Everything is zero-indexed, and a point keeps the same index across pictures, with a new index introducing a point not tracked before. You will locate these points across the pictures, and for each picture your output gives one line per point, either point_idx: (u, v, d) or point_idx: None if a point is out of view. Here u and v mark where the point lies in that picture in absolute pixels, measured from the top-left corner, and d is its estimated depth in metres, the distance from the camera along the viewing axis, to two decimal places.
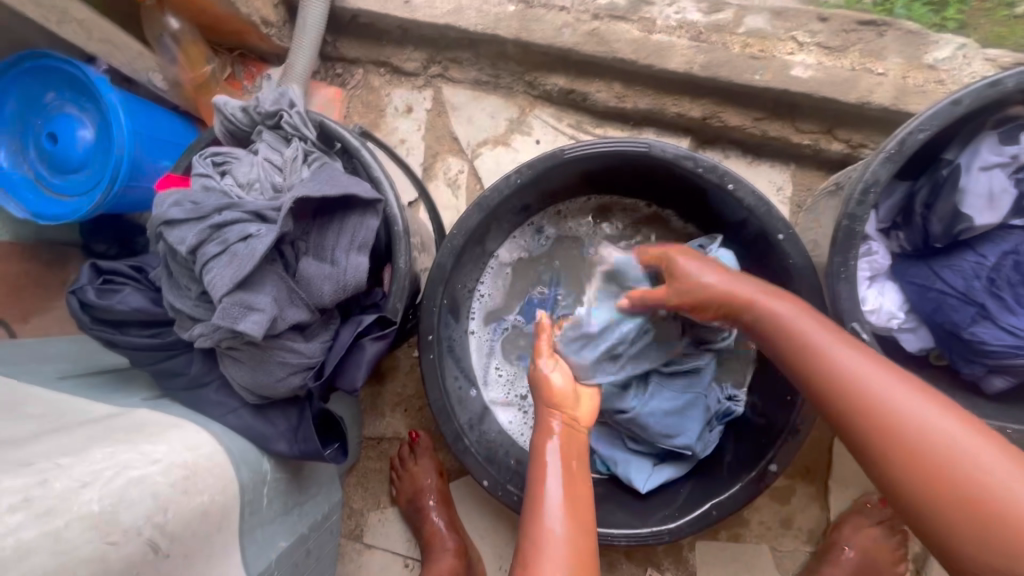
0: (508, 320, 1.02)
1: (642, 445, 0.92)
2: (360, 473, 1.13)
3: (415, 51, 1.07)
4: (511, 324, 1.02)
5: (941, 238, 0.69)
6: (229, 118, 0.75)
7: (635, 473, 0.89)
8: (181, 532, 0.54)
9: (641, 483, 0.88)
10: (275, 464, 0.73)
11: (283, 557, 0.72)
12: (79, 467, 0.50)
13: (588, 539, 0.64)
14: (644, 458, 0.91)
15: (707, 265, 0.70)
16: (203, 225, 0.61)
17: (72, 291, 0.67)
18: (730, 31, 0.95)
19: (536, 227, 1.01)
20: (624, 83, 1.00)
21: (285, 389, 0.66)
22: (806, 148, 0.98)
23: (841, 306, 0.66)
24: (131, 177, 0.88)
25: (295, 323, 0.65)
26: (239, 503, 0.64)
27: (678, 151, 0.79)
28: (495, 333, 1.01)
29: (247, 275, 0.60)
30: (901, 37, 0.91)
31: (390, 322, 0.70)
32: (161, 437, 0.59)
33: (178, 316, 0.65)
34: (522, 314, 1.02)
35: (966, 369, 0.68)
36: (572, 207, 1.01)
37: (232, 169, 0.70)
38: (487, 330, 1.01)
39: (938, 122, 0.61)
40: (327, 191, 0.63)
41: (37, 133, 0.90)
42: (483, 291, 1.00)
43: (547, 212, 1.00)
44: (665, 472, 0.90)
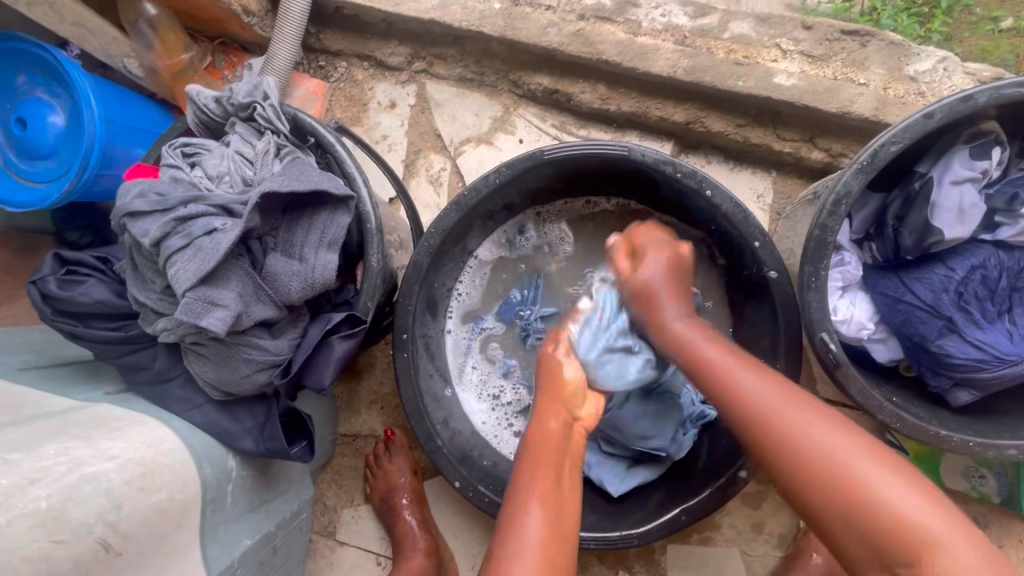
0: (486, 319, 1.01)
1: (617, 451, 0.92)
2: (335, 469, 1.13)
3: (400, 45, 1.06)
4: (490, 323, 1.01)
5: (911, 251, 0.69)
6: (201, 108, 0.74)
7: (609, 476, 0.90)
8: (136, 529, 0.53)
9: (614, 486, 0.89)
10: (241, 462, 0.72)
11: (246, 555, 0.71)
12: (28, 463, 0.48)
13: (567, 550, 0.61)
14: (618, 462, 0.92)
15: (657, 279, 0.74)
16: (167, 217, 0.60)
17: (33, 282, 0.65)
18: (715, 36, 0.94)
19: (517, 227, 1.01)
20: (609, 85, 0.99)
21: (249, 386, 0.65)
22: (787, 156, 0.98)
23: (811, 316, 0.65)
24: (102, 165, 0.86)
25: (261, 320, 0.63)
26: (202, 500, 0.63)
27: (657, 156, 0.79)
28: (473, 332, 1.00)
29: (212, 270, 0.58)
30: (883, 48, 0.92)
31: (360, 321, 0.69)
32: (119, 432, 0.58)
33: (141, 310, 0.64)
34: (505, 318, 1.02)
35: (932, 381, 0.68)
36: (552, 209, 1.00)
37: (202, 161, 0.69)
38: (465, 330, 1.00)
39: (911, 135, 0.60)
40: (297, 186, 0.62)
41: (7, 117, 0.88)
42: (461, 290, 0.99)
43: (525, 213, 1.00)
44: (640, 476, 0.90)
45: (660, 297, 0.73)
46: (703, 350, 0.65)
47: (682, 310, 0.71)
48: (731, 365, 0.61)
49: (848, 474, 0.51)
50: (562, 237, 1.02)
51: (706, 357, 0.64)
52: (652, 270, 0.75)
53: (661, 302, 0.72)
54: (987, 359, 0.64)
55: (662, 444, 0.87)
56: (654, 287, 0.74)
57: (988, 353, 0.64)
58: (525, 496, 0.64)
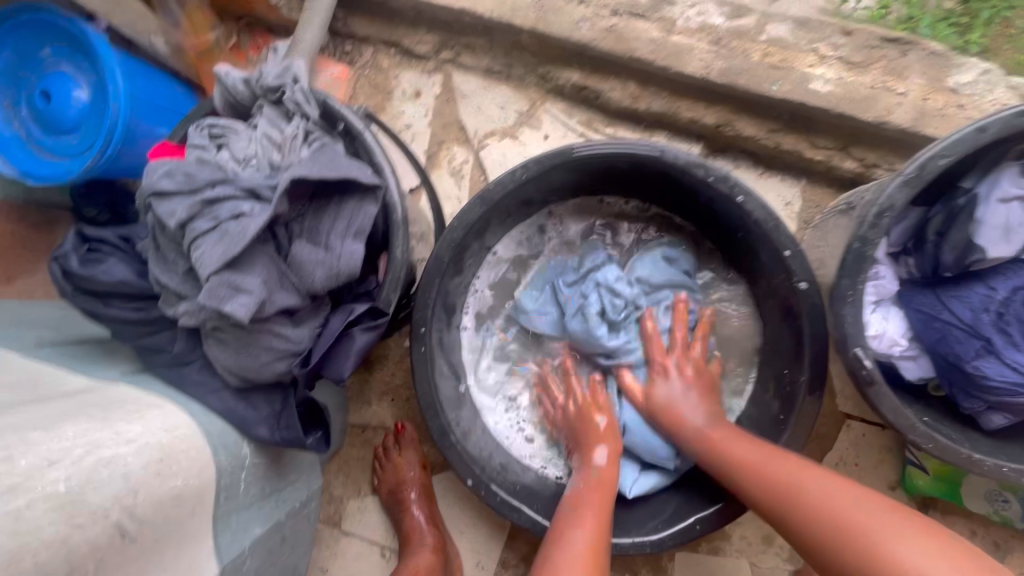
0: (497, 319, 1.00)
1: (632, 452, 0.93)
2: (343, 459, 1.12)
3: (427, 34, 1.04)
4: (503, 322, 1.00)
5: (952, 268, 0.67)
6: (229, 88, 0.72)
7: (623, 475, 0.90)
8: (151, 515, 0.52)
9: (627, 487, 0.89)
10: (255, 450, 0.71)
11: (256, 544, 0.71)
12: (47, 443, 0.47)
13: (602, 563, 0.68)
14: (632, 462, 0.92)
15: (677, 391, 0.86)
16: (194, 199, 0.59)
17: (55, 257, 0.65)
18: (752, 38, 0.92)
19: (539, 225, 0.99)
20: (640, 83, 0.98)
21: (269, 374, 0.64)
22: (818, 164, 0.96)
23: (846, 329, 0.63)
24: (125, 142, 0.85)
25: (283, 308, 0.62)
26: (215, 487, 0.62)
27: (689, 158, 0.77)
28: (486, 334, 0.99)
29: (238, 256, 0.57)
30: (924, 57, 0.89)
31: (382, 313, 0.68)
32: (137, 416, 0.57)
33: (162, 291, 0.63)
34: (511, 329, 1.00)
35: (965, 404, 0.66)
36: (568, 210, 0.99)
37: (230, 143, 0.68)
38: (479, 326, 0.99)
39: (962, 148, 0.58)
40: (326, 172, 0.61)
41: (31, 89, 0.87)
42: (479, 285, 0.98)
43: (541, 213, 0.98)
44: (654, 477, 0.89)
45: (681, 410, 0.84)
46: (733, 446, 0.74)
47: (705, 417, 0.82)
48: (763, 459, 0.69)
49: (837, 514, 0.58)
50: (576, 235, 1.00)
51: (734, 455, 0.72)
52: (666, 383, 0.87)
53: (686, 408, 0.84)
54: None
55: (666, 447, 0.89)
56: (679, 398, 0.85)
57: None
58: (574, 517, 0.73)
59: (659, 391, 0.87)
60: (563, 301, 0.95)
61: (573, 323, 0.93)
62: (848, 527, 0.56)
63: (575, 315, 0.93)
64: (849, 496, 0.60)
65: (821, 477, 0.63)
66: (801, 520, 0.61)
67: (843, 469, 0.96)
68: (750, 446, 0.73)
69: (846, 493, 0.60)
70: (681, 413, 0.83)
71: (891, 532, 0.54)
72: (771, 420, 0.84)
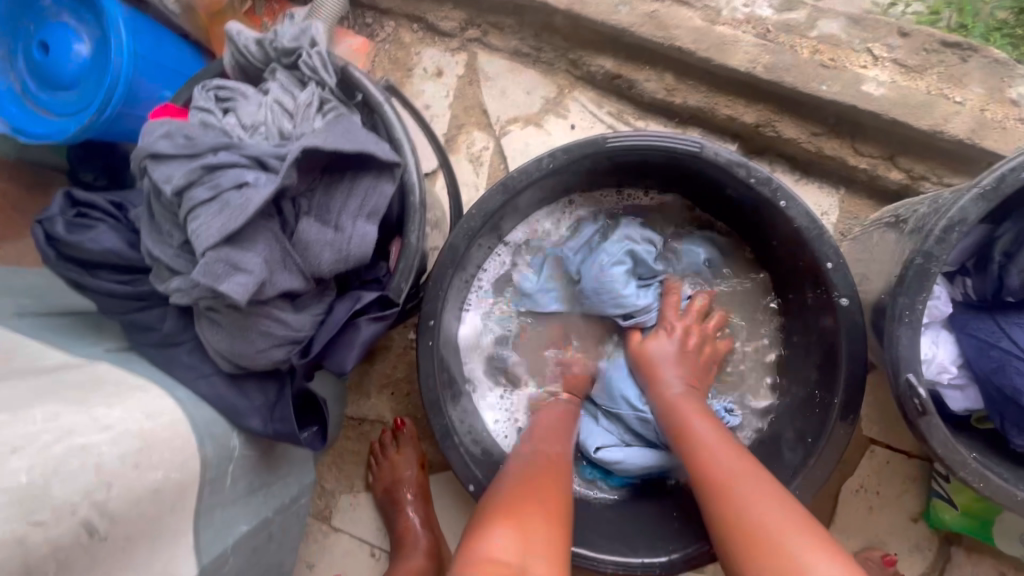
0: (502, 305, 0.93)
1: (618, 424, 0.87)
2: (337, 453, 1.08)
3: (454, 10, 0.98)
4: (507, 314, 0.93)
5: (1016, 292, 0.62)
6: (240, 50, 0.67)
7: (591, 436, 0.87)
8: (125, 511, 0.47)
9: (599, 445, 0.86)
10: (245, 441, 0.66)
11: (241, 543, 0.66)
12: (11, 427, 0.42)
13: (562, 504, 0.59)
14: (613, 434, 0.87)
15: (669, 348, 0.81)
16: (194, 164, 0.53)
17: (39, 221, 0.59)
18: (801, 33, 0.86)
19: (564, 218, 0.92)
20: (677, 75, 0.92)
21: (265, 361, 0.59)
22: (861, 173, 0.91)
23: (898, 352, 0.58)
24: (126, 102, 0.80)
25: (285, 291, 0.57)
26: (200, 480, 0.57)
27: (731, 157, 0.72)
28: (491, 321, 0.92)
29: (238, 230, 0.52)
30: (986, 65, 0.83)
31: (392, 303, 0.62)
32: (118, 399, 0.52)
33: (155, 266, 0.58)
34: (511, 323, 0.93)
35: (1019, 441, 0.61)
36: (591, 199, 0.92)
37: (237, 107, 0.62)
38: (484, 317, 0.92)
39: None
40: (342, 145, 0.55)
41: (29, 40, 0.81)
42: (484, 278, 0.91)
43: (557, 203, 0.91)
44: (627, 451, 0.85)
45: (664, 367, 0.79)
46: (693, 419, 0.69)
47: (685, 384, 0.77)
48: (716, 447, 0.63)
49: (751, 509, 0.54)
50: (582, 226, 0.91)
51: (696, 429, 0.67)
52: (659, 345, 0.81)
53: (668, 366, 0.79)
54: None
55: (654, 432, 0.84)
56: (664, 356, 0.80)
57: None
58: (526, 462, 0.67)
59: (652, 345, 0.82)
60: (580, 269, 0.88)
61: (590, 296, 0.87)
62: (755, 531, 0.52)
63: (592, 287, 0.86)
64: (770, 494, 0.55)
65: (750, 472, 0.59)
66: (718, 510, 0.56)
67: (864, 497, 0.91)
68: (706, 423, 0.68)
69: (766, 490, 0.56)
70: (660, 369, 0.79)
71: (799, 535, 0.50)
72: (797, 442, 0.79)
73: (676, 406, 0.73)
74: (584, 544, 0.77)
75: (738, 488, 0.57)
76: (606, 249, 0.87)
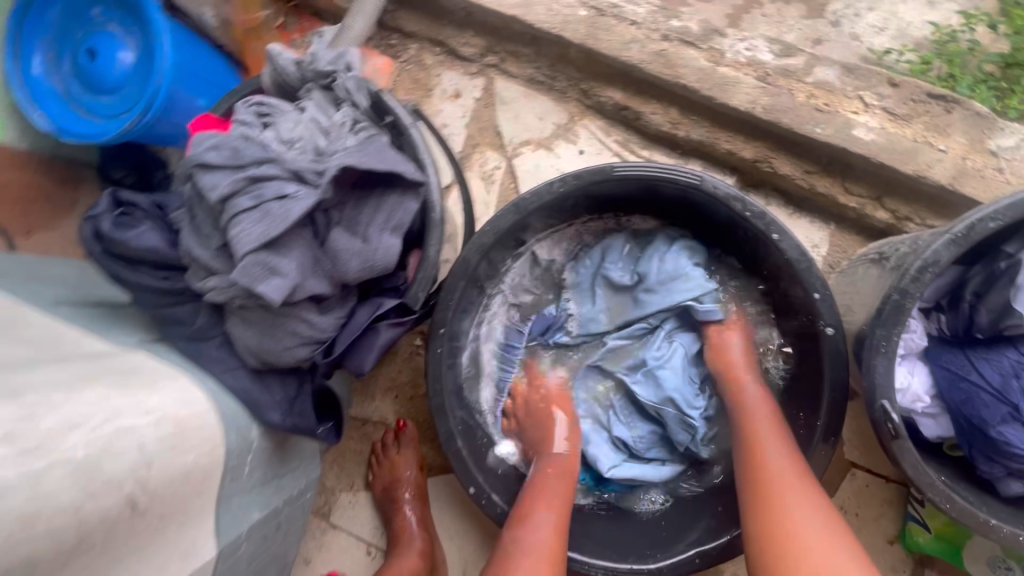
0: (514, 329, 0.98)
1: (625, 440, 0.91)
2: (339, 451, 1.12)
3: (475, 37, 1.04)
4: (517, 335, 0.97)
5: (985, 329, 0.66)
6: (280, 69, 0.72)
7: (606, 456, 0.90)
8: (161, 490, 0.51)
9: (608, 466, 0.88)
10: (263, 433, 0.70)
11: (253, 529, 0.70)
12: (69, 407, 0.46)
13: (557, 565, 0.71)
14: (620, 453, 0.91)
15: (744, 347, 0.87)
16: (240, 174, 0.58)
17: (88, 218, 0.63)
18: (798, 78, 0.93)
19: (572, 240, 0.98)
20: (681, 110, 0.98)
21: (289, 359, 0.63)
22: (851, 211, 0.97)
23: (874, 379, 0.63)
24: (165, 108, 0.84)
25: (313, 294, 0.61)
26: (222, 467, 0.61)
27: (729, 191, 0.77)
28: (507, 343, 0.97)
29: (277, 236, 0.56)
30: (968, 117, 0.89)
31: (409, 310, 0.67)
32: (156, 386, 0.57)
33: (192, 264, 0.63)
34: (536, 317, 0.98)
35: (984, 467, 0.65)
36: (593, 224, 0.97)
37: (275, 123, 0.67)
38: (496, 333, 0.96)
39: (1013, 214, 0.57)
40: (374, 163, 0.60)
41: (77, 46, 0.86)
42: (503, 296, 0.95)
43: (569, 228, 0.96)
44: (641, 468, 0.89)
45: (738, 363, 0.85)
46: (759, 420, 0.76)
47: (756, 380, 0.83)
48: (785, 468, 0.68)
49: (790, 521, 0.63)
50: (607, 240, 0.97)
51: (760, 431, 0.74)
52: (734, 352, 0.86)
53: (740, 363, 0.85)
54: None
55: (686, 440, 0.88)
56: (740, 353, 0.86)
57: None
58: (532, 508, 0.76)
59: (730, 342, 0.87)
60: (641, 271, 0.93)
61: (658, 293, 0.92)
62: (788, 541, 0.61)
63: (663, 286, 0.92)
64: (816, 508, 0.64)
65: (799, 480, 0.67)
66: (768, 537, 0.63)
67: (842, 517, 0.95)
68: (770, 424, 0.75)
69: (814, 503, 0.64)
70: (734, 366, 0.85)
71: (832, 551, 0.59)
72: None
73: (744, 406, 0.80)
74: (575, 548, 0.81)
75: (792, 522, 0.62)
76: (658, 259, 0.92)
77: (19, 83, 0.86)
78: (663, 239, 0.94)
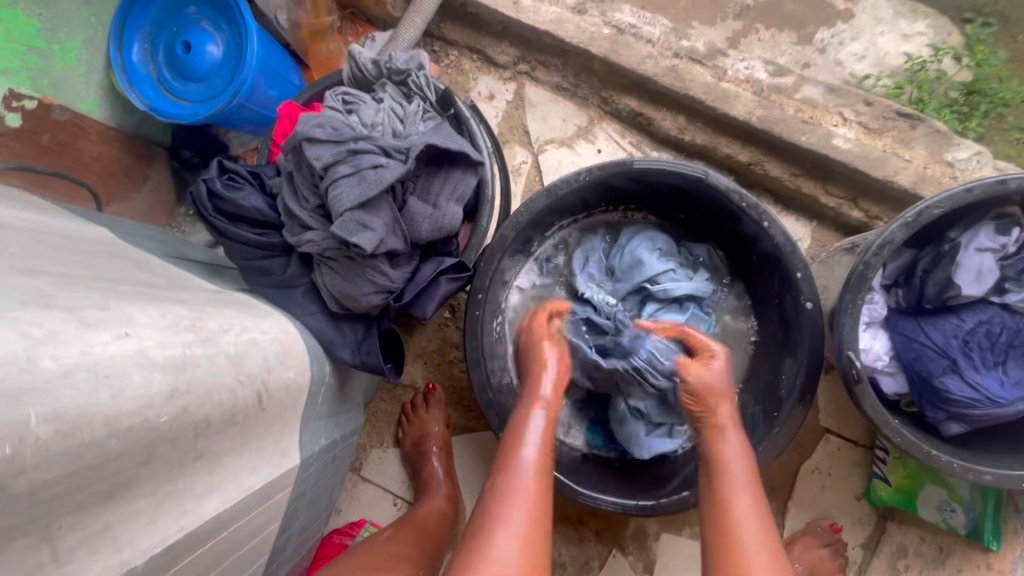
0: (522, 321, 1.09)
1: (640, 415, 1.02)
2: (372, 411, 1.25)
3: (509, 47, 1.19)
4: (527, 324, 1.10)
5: (932, 300, 0.82)
6: (359, 66, 0.86)
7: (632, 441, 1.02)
8: (275, 395, 0.63)
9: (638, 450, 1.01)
10: (333, 370, 0.83)
11: (321, 452, 0.82)
12: (217, 317, 0.58)
13: (539, 514, 0.71)
14: (639, 426, 1.02)
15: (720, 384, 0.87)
16: (340, 148, 0.71)
17: (202, 180, 0.76)
18: (789, 94, 1.09)
19: (570, 233, 1.13)
20: (688, 118, 1.13)
21: (365, 304, 0.76)
22: (830, 210, 1.12)
23: (842, 336, 0.78)
24: (247, 97, 0.98)
25: (390, 250, 0.74)
26: (307, 390, 0.73)
27: (728, 185, 0.92)
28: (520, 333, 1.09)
29: (370, 198, 0.70)
30: (929, 134, 1.06)
31: (466, 268, 0.82)
32: (263, 317, 0.69)
33: (289, 222, 0.76)
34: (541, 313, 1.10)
35: (931, 413, 0.80)
36: (596, 219, 1.13)
37: (359, 109, 0.80)
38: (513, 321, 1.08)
39: (951, 203, 0.73)
40: (447, 144, 0.74)
41: (172, 40, 1.00)
42: (521, 283, 1.09)
43: (575, 220, 1.11)
44: (659, 442, 1.02)
45: (717, 402, 0.85)
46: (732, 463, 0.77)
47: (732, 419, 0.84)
48: (747, 523, 0.69)
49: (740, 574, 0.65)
50: (587, 237, 1.13)
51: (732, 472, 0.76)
52: (713, 375, 0.87)
53: (720, 401, 0.85)
54: (980, 399, 0.75)
55: None
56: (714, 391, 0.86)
57: (982, 394, 0.75)
58: (518, 448, 0.78)
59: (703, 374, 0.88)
60: (612, 263, 1.10)
61: (625, 280, 1.07)
62: None
63: (626, 272, 1.07)
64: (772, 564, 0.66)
65: (762, 535, 0.68)
66: (722, 541, 0.69)
67: (817, 475, 1.09)
68: (743, 468, 0.76)
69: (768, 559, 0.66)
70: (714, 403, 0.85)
71: None
72: (766, 417, 0.97)
73: (714, 446, 0.80)
74: (588, 486, 0.95)
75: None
76: (627, 252, 1.07)
77: (120, 69, 0.99)
78: (627, 231, 1.12)
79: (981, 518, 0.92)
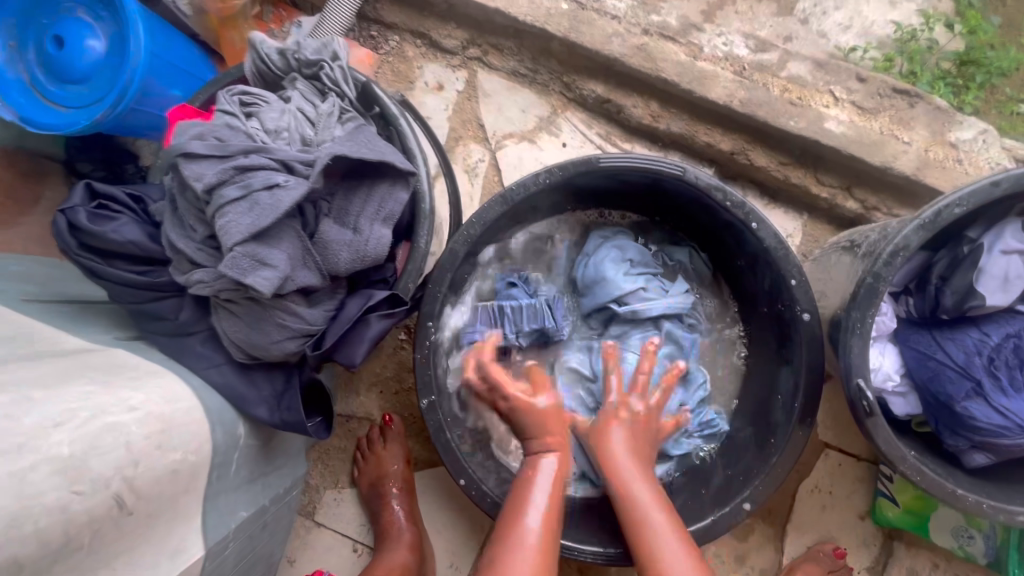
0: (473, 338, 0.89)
1: None
2: (324, 448, 1.11)
3: (457, 29, 1.04)
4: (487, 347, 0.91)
5: (950, 311, 0.70)
6: (262, 58, 0.70)
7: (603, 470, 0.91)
8: (149, 490, 0.50)
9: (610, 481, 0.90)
10: (250, 429, 0.69)
11: (241, 528, 0.68)
12: (50, 405, 0.44)
13: None
14: None
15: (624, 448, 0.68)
16: (226, 165, 0.57)
17: (61, 210, 0.61)
18: (773, 72, 0.96)
19: (534, 239, 0.98)
20: (661, 103, 1.00)
21: (278, 352, 0.63)
22: (823, 201, 1.00)
23: (850, 360, 0.66)
24: (137, 100, 0.81)
25: (302, 287, 0.61)
26: (210, 465, 0.59)
27: (709, 181, 0.79)
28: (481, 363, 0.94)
29: (266, 227, 0.56)
30: (930, 111, 0.94)
31: (400, 302, 0.66)
32: (138, 383, 0.55)
33: (175, 257, 0.61)
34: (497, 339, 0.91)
35: (950, 441, 0.69)
36: (563, 221, 0.99)
37: (259, 112, 0.65)
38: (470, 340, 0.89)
39: (976, 200, 0.61)
40: (364, 153, 0.60)
41: (42, 33, 0.83)
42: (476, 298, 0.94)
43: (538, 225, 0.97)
44: None
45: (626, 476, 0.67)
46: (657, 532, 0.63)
47: (645, 483, 0.67)
48: None
49: None
50: (554, 243, 0.99)
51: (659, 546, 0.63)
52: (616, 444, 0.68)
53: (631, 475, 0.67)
54: (1010, 427, 0.65)
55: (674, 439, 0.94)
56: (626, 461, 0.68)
57: (1013, 422, 0.65)
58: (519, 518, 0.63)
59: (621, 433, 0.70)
60: (574, 273, 0.98)
61: (590, 294, 0.95)
62: None
63: (588, 284, 0.94)
64: None
65: None
66: None
67: (818, 495, 0.99)
68: (671, 539, 0.63)
69: None
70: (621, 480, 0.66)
71: None
72: (762, 443, 0.86)
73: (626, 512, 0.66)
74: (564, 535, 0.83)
75: None
76: (584, 265, 0.95)
77: None
78: (599, 232, 0.98)
79: (1002, 548, 0.83)
